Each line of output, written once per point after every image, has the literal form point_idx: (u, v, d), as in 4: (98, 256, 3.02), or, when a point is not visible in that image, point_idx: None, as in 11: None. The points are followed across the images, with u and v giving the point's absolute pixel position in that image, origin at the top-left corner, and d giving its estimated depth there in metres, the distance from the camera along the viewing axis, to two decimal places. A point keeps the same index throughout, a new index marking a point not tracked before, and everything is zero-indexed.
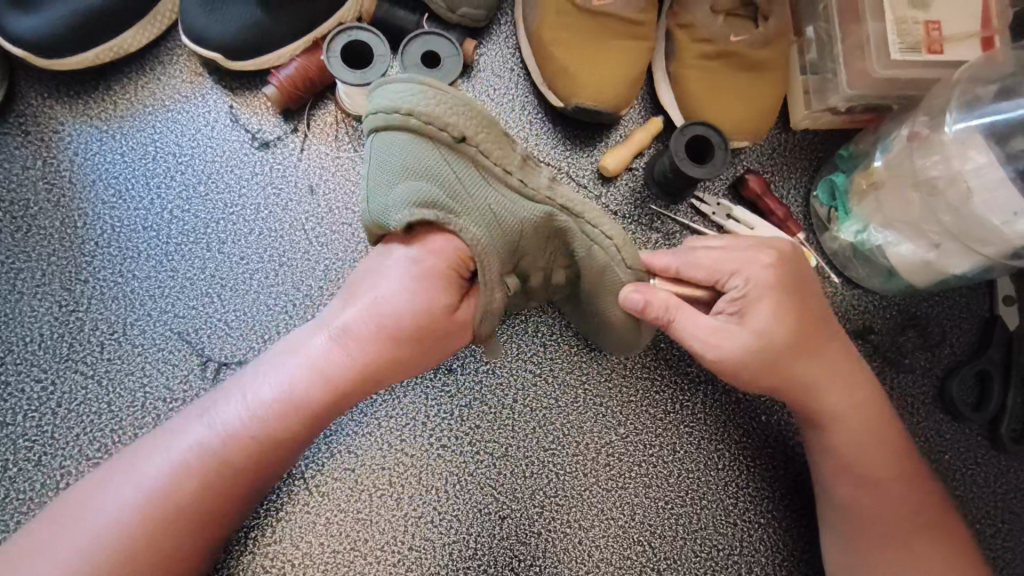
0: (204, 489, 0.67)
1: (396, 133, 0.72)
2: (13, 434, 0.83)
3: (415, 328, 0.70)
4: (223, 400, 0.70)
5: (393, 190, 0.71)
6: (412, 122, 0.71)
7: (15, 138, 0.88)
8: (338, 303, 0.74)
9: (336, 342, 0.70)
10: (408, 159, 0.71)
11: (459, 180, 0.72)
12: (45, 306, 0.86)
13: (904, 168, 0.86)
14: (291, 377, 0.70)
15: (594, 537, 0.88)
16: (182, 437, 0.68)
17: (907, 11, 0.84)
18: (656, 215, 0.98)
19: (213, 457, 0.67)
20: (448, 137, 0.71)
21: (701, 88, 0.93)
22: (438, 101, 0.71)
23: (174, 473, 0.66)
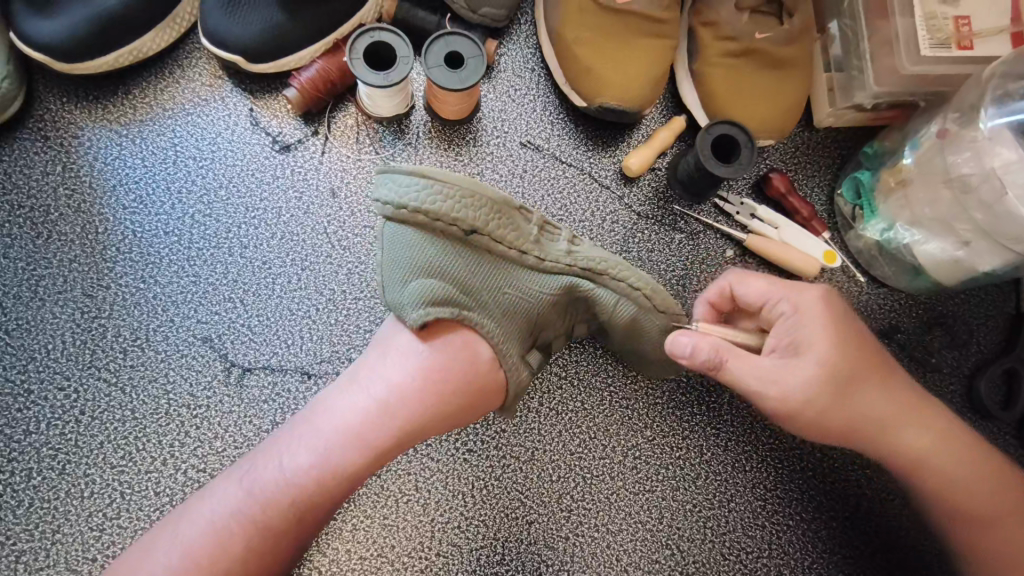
0: (247, 557, 0.64)
1: (406, 227, 0.73)
2: (36, 442, 0.82)
3: (453, 387, 0.70)
4: (260, 460, 0.68)
5: (409, 286, 0.72)
6: (421, 220, 0.72)
7: (35, 143, 0.87)
8: (366, 372, 0.71)
9: (373, 409, 0.68)
10: (422, 256, 0.72)
11: (476, 271, 0.74)
12: (67, 312, 0.85)
13: (933, 165, 0.85)
14: (329, 440, 0.67)
15: (622, 541, 0.87)
16: (219, 502, 0.66)
17: (937, 6, 0.84)
18: (680, 215, 0.97)
19: (254, 523, 0.65)
20: (457, 231, 0.72)
21: (725, 86, 0.92)
22: (445, 196, 0.71)
23: (217, 540, 0.64)
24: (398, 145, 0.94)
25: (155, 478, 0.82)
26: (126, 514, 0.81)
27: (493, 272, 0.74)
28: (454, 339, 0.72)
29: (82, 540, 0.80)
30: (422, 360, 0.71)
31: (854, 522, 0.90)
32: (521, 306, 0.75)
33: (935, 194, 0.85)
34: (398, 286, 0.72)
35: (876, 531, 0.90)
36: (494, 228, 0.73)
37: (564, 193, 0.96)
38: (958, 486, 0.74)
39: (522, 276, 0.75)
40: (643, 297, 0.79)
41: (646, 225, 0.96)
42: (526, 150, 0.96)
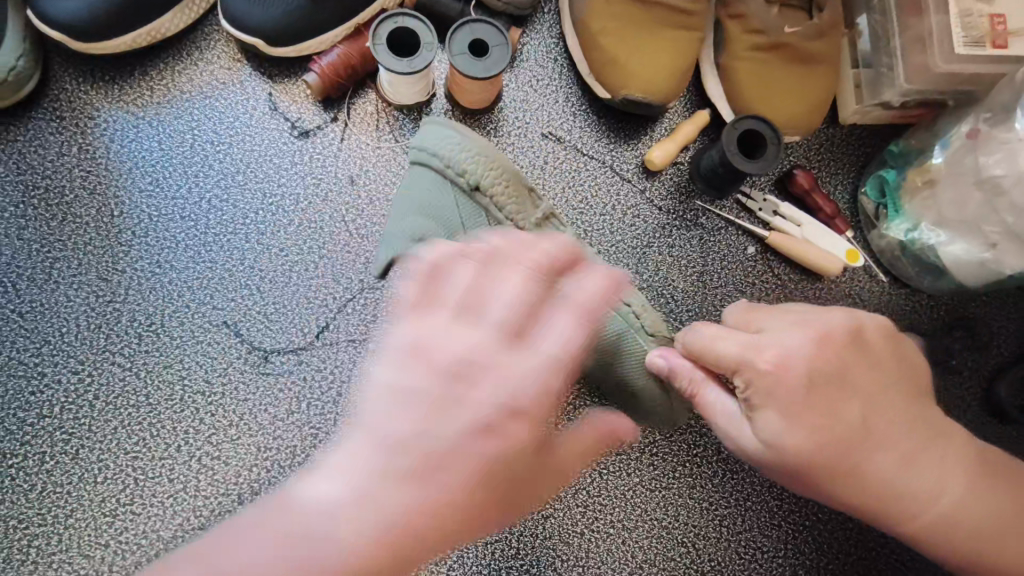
0: (411, 527, 0.55)
1: (422, 170, 0.80)
2: (49, 427, 0.81)
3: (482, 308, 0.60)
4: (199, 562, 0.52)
5: (406, 224, 0.78)
6: (434, 163, 0.79)
7: (51, 123, 0.86)
8: (497, 292, 0.60)
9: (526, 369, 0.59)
10: (425, 199, 0.78)
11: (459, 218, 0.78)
12: (81, 296, 0.84)
13: (964, 165, 0.84)
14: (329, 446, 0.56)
15: (638, 538, 0.87)
16: (265, 546, 0.52)
17: (972, 3, 0.82)
18: (701, 211, 0.96)
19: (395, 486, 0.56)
20: (463, 183, 0.78)
21: (752, 80, 0.90)
22: (473, 148, 0.79)
23: (380, 495, 0.55)
24: (419, 133, 0.92)
25: (169, 465, 0.81)
26: (139, 501, 0.80)
27: (485, 230, 0.78)
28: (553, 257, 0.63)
29: (95, 526, 0.79)
30: (575, 297, 0.62)
31: (871, 524, 0.90)
32: None
33: (964, 195, 0.84)
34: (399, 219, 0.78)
35: (892, 533, 0.90)
36: (494, 176, 0.79)
37: (585, 186, 0.94)
38: (916, 510, 0.65)
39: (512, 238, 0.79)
40: (634, 315, 0.82)
41: (668, 220, 0.95)
42: (548, 141, 0.95)
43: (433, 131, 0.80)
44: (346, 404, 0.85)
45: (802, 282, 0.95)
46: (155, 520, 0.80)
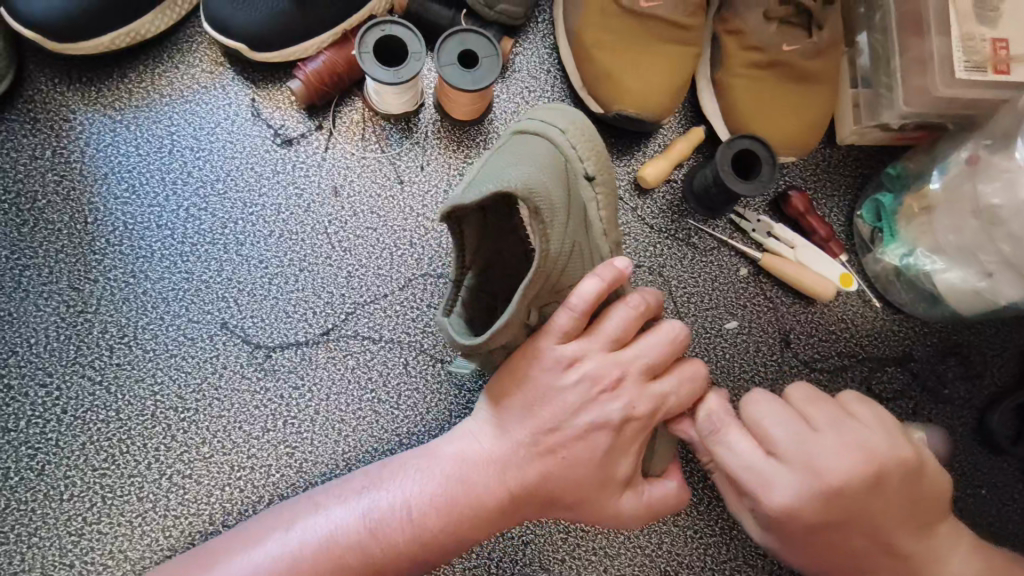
0: (438, 537, 0.66)
1: (533, 137, 0.73)
2: (15, 441, 0.78)
3: (467, 502, 0.66)
4: (275, 526, 0.67)
5: (512, 169, 0.66)
6: (545, 133, 0.73)
7: (24, 125, 0.83)
8: (601, 348, 0.66)
9: (589, 423, 0.66)
10: (538, 160, 0.68)
11: (567, 200, 0.67)
12: (51, 306, 0.81)
13: (961, 192, 0.82)
14: (343, 516, 0.66)
15: (620, 566, 0.85)
16: (336, 517, 0.66)
17: (974, 27, 0.80)
18: (693, 230, 0.93)
19: (445, 502, 0.66)
20: (580, 166, 0.72)
21: (748, 98, 0.88)
22: (587, 138, 0.74)
23: (429, 504, 0.66)
24: (405, 144, 0.89)
25: (138, 483, 0.79)
26: (106, 520, 0.78)
27: (581, 225, 0.70)
28: (603, 283, 0.65)
29: (59, 545, 0.77)
30: (644, 364, 0.67)
31: None
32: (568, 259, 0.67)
33: (959, 222, 0.82)
34: (507, 164, 0.67)
35: None
36: (603, 194, 0.74)
37: None
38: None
39: (594, 244, 0.72)
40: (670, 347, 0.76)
41: (659, 239, 0.93)
42: None
43: (574, 124, 0.75)
44: (322, 423, 0.82)
45: (794, 305, 0.93)
46: (121, 540, 0.77)
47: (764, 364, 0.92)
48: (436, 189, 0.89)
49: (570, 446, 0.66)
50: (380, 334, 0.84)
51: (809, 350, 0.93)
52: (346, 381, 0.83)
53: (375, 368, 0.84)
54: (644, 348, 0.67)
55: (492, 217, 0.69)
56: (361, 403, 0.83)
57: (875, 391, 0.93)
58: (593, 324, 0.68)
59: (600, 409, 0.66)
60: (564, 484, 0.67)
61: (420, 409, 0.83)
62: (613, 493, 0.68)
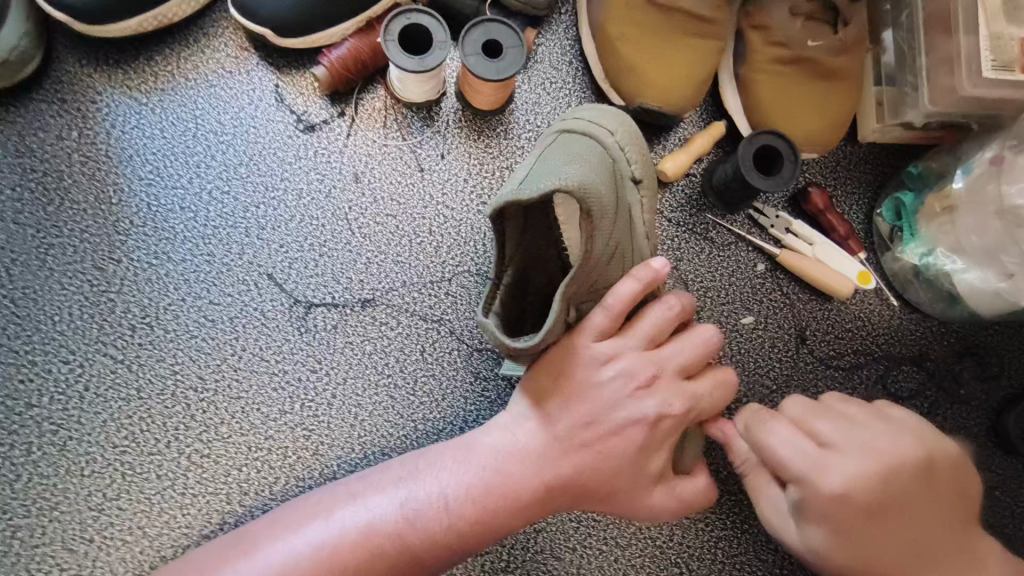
0: (473, 527, 0.67)
1: (579, 136, 0.74)
2: (38, 416, 0.79)
3: (506, 494, 0.67)
4: (314, 514, 0.68)
5: (565, 167, 0.66)
6: (592, 131, 0.74)
7: (52, 105, 0.84)
8: (636, 346, 0.69)
9: (624, 419, 0.68)
10: (589, 161, 0.69)
11: (615, 200, 0.69)
12: (76, 284, 0.82)
13: (985, 192, 0.82)
14: (382, 504, 0.67)
15: (630, 556, 0.85)
16: (376, 506, 0.67)
17: (1003, 26, 0.79)
18: (711, 224, 0.93)
19: (483, 492, 0.67)
20: (627, 167, 0.73)
21: (771, 94, 0.88)
22: (631, 139, 0.75)
23: (465, 494, 0.67)
24: (426, 133, 0.90)
25: (157, 461, 0.80)
26: (126, 496, 0.79)
27: (626, 225, 0.71)
28: (639, 283, 0.68)
29: (79, 519, 0.78)
30: (680, 362, 0.70)
31: None
32: (610, 257, 0.69)
33: (983, 222, 0.82)
34: (558, 162, 0.68)
35: None
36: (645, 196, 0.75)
37: None
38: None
39: (635, 242, 0.73)
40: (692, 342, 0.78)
41: (677, 233, 0.93)
42: None
43: (617, 123, 0.76)
44: (339, 407, 0.83)
45: (811, 302, 0.93)
46: (140, 517, 0.79)
47: (780, 360, 0.92)
48: (456, 178, 0.89)
49: (605, 439, 0.68)
50: (397, 321, 0.85)
51: (825, 347, 0.93)
52: (362, 367, 0.84)
53: (392, 354, 0.84)
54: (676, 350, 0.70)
55: (533, 217, 0.70)
56: (378, 389, 0.84)
57: (890, 390, 0.92)
58: (628, 323, 0.71)
59: (637, 404, 0.68)
60: (601, 477, 0.68)
61: (437, 395, 0.84)
62: (648, 484, 0.69)
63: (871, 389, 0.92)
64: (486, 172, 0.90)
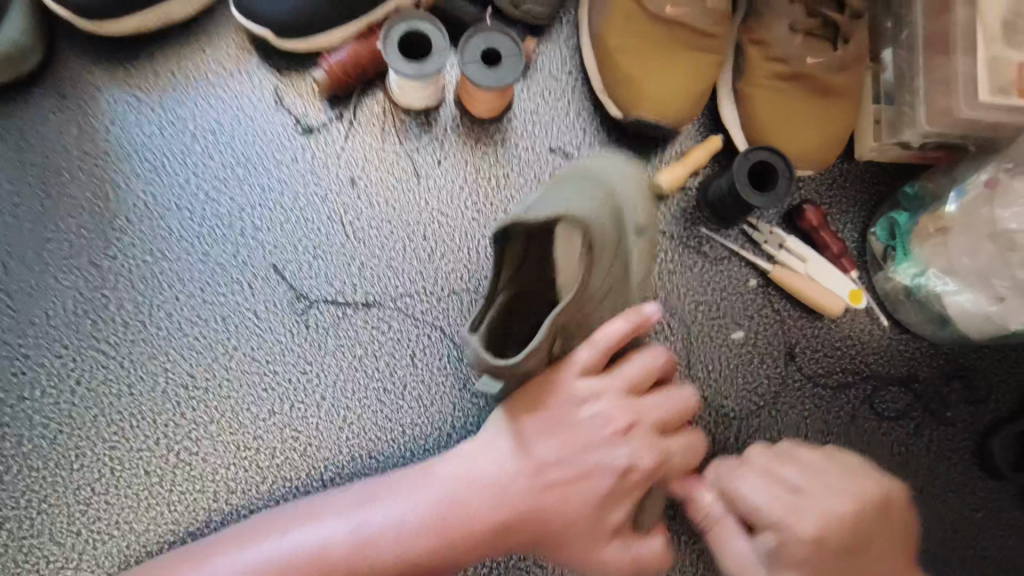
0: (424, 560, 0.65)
1: (593, 175, 0.77)
2: (30, 409, 0.80)
3: (458, 528, 0.66)
4: (266, 533, 0.67)
5: (577, 201, 0.70)
6: (607, 174, 0.77)
7: (53, 101, 0.85)
8: (618, 388, 0.71)
9: (595, 463, 0.68)
10: (598, 201, 0.72)
11: (619, 240, 0.72)
12: (71, 279, 0.83)
13: (978, 216, 0.82)
14: (332, 528, 0.66)
15: None
16: (327, 529, 0.66)
17: (1002, 50, 0.80)
18: (705, 238, 0.94)
19: (434, 522, 0.66)
20: (636, 214, 0.76)
21: (768, 110, 0.88)
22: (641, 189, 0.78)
23: (416, 522, 0.66)
24: (423, 138, 0.90)
25: (146, 457, 0.81)
26: (114, 491, 0.80)
27: (625, 272, 0.74)
28: (629, 325, 0.70)
29: (68, 513, 0.79)
30: (659, 418, 0.71)
31: None
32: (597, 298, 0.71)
33: (975, 245, 0.82)
34: (570, 196, 0.71)
35: None
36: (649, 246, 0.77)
37: None
38: None
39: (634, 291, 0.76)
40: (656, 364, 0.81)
41: (671, 245, 0.93)
42: (555, 156, 0.92)
43: (632, 174, 0.78)
44: (328, 409, 0.84)
45: (802, 318, 0.94)
46: (127, 512, 0.79)
47: (768, 376, 0.92)
48: (452, 184, 0.90)
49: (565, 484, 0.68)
50: (389, 325, 0.86)
51: (814, 364, 0.93)
52: (352, 370, 0.84)
53: (382, 358, 0.85)
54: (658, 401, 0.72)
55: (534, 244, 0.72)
56: (367, 392, 0.84)
57: (877, 409, 0.93)
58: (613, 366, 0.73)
59: (607, 454, 0.69)
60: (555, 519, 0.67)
61: (426, 401, 0.85)
62: (600, 538, 0.68)
63: (858, 407, 0.93)
64: (482, 180, 0.90)
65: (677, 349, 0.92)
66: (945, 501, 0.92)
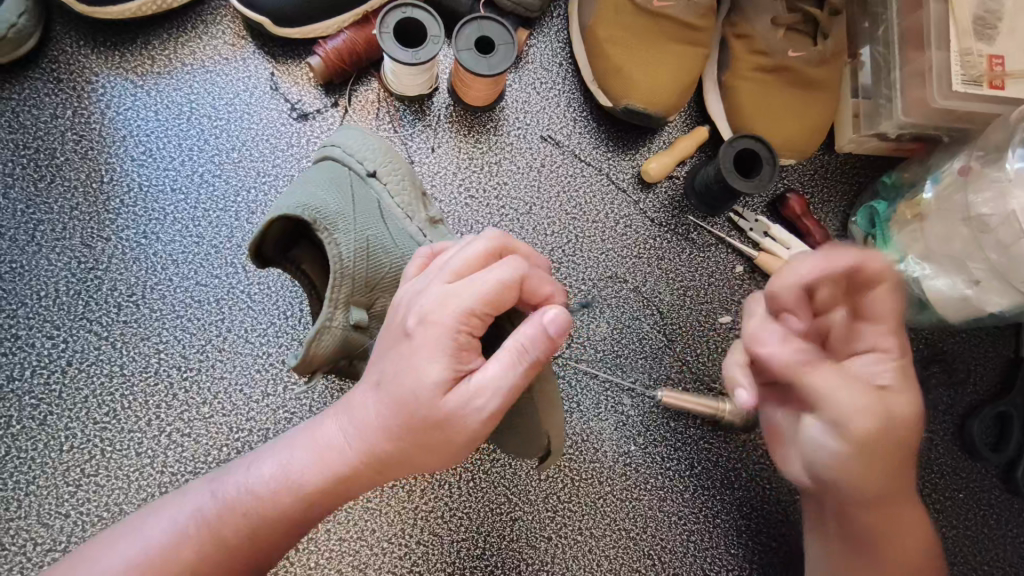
0: (289, 510, 0.58)
1: (330, 166, 0.78)
2: (19, 390, 0.80)
3: (287, 483, 0.58)
4: (137, 515, 0.60)
5: (301, 195, 0.71)
6: (341, 161, 0.79)
7: (47, 84, 0.85)
8: (423, 274, 0.60)
9: (412, 304, 0.57)
10: (329, 185, 0.74)
11: (349, 203, 0.73)
12: (63, 261, 0.83)
13: (953, 202, 0.85)
14: (192, 503, 0.59)
15: (604, 547, 0.86)
16: (189, 500, 0.59)
17: (972, 43, 0.83)
18: (693, 225, 0.96)
19: (297, 472, 0.59)
20: (386, 217, 0.76)
21: (752, 100, 0.91)
22: (394, 165, 0.80)
23: (286, 463, 0.59)
24: (417, 126, 0.92)
25: (137, 439, 0.80)
26: (104, 472, 0.79)
27: (371, 215, 0.74)
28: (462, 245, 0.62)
29: (56, 495, 0.78)
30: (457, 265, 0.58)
31: None
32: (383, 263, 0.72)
33: (950, 231, 0.85)
34: (313, 185, 0.74)
35: None
36: (393, 225, 0.76)
37: (580, 192, 0.95)
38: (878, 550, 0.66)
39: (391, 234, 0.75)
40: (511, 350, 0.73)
41: (659, 232, 0.95)
42: (546, 144, 0.95)
43: (388, 152, 0.82)
44: (322, 390, 0.84)
45: None
46: (118, 494, 0.78)
47: None
48: (445, 170, 0.92)
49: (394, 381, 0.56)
50: None
51: None
52: None
53: None
54: (467, 249, 0.59)
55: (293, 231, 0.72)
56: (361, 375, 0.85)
57: None
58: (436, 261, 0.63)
59: (416, 286, 0.59)
60: (398, 439, 0.56)
61: None
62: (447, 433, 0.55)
63: None
64: (476, 166, 0.92)
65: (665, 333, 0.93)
66: (926, 481, 0.94)
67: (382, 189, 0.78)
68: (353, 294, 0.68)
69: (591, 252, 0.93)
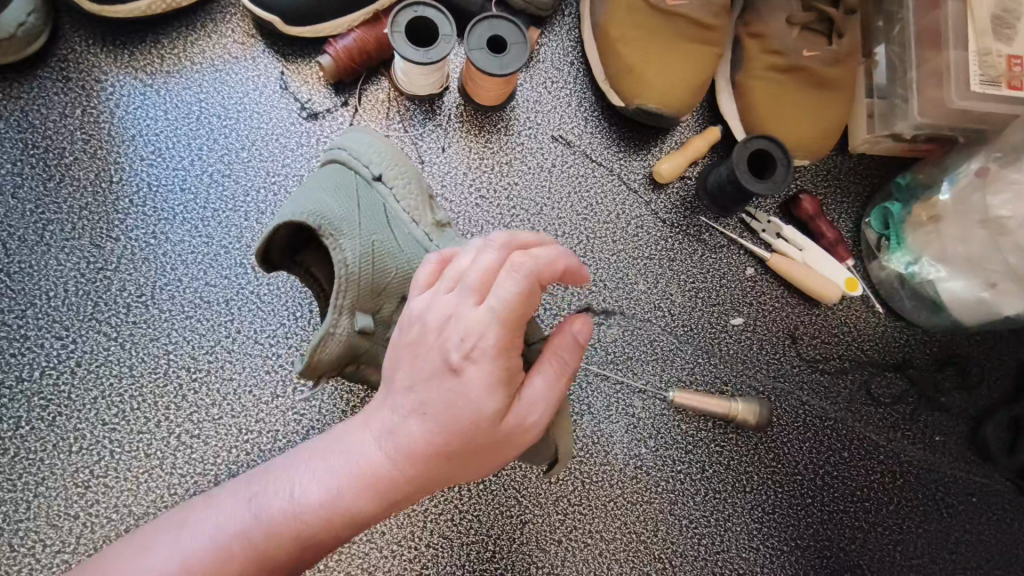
0: (332, 528, 0.56)
1: (338, 168, 0.78)
2: (29, 391, 0.79)
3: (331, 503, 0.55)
4: (169, 525, 0.57)
5: (307, 199, 0.71)
6: (348, 164, 0.78)
7: (55, 83, 0.85)
8: (442, 290, 0.57)
9: (446, 325, 0.55)
10: (334, 189, 0.73)
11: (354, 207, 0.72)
12: (72, 261, 0.82)
13: (970, 204, 0.85)
14: (230, 518, 0.56)
15: (615, 550, 0.86)
16: (225, 515, 0.56)
17: (990, 43, 0.84)
18: (705, 227, 0.95)
19: (341, 491, 0.56)
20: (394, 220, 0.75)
21: (766, 100, 0.90)
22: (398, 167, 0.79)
23: (328, 481, 0.56)
24: (427, 126, 0.92)
25: (146, 440, 0.80)
26: (114, 474, 0.79)
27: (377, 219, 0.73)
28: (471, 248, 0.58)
29: (64, 496, 0.77)
30: (478, 280, 0.55)
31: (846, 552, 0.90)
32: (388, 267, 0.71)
33: (968, 232, 0.85)
34: (320, 188, 0.74)
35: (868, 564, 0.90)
36: (400, 229, 0.75)
37: (590, 192, 0.94)
38: None
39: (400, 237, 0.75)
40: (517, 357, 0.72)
41: (670, 233, 0.94)
42: (557, 144, 0.94)
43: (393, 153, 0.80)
44: (331, 392, 0.83)
45: (800, 305, 0.95)
46: (127, 495, 0.78)
47: (768, 360, 0.94)
48: (456, 170, 0.91)
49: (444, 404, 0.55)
50: None
51: (812, 350, 0.95)
52: None
53: None
54: (483, 260, 0.55)
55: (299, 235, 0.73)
56: None
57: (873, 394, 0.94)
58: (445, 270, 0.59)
59: (439, 304, 0.56)
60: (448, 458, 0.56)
61: None
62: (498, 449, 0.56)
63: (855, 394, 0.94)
64: (485, 166, 0.92)
65: (677, 335, 0.92)
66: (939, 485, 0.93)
67: (387, 193, 0.77)
68: (358, 300, 0.68)
69: (602, 252, 0.93)
